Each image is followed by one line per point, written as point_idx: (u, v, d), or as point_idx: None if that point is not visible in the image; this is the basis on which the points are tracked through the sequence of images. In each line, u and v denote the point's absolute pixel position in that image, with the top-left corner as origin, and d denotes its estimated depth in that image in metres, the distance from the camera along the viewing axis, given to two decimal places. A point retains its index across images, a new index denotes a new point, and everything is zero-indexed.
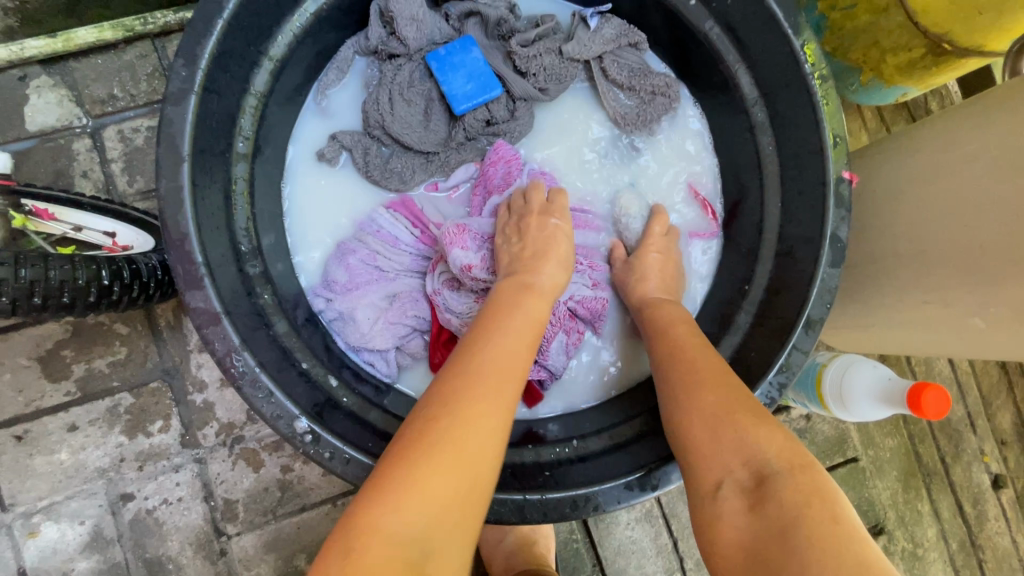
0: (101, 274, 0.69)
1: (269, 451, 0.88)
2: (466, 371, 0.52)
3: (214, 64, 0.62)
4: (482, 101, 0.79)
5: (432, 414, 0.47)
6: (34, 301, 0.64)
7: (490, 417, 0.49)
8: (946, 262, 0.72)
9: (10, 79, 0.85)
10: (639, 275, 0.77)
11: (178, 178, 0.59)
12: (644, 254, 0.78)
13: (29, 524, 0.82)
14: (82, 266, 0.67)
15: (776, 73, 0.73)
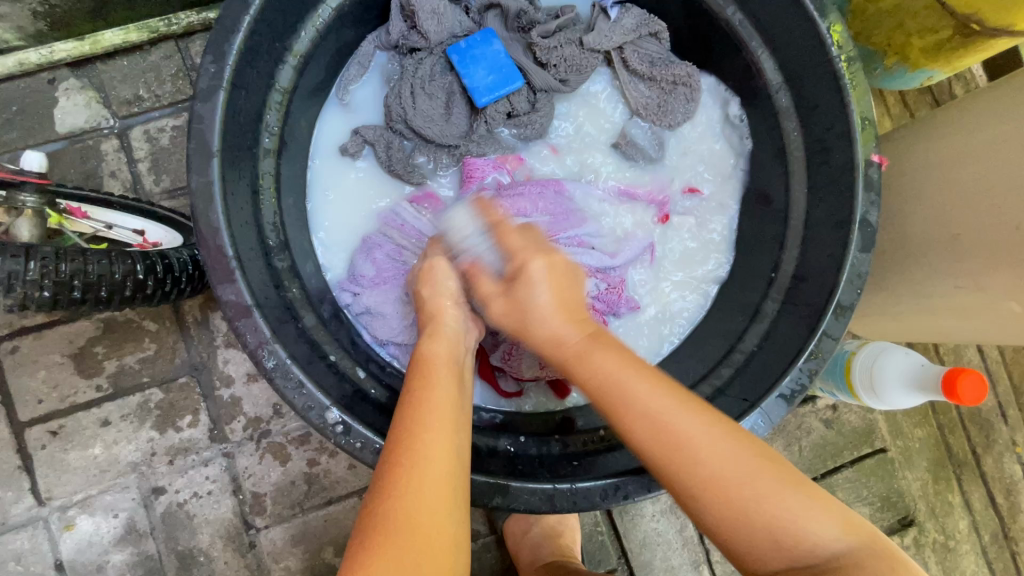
0: (137, 268, 0.69)
1: (295, 445, 0.89)
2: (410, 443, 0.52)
3: (241, 60, 0.63)
4: (504, 93, 0.79)
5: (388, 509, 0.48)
6: (74, 295, 0.65)
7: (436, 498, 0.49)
8: (978, 246, 0.70)
9: (40, 82, 0.87)
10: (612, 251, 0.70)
11: (209, 173, 0.60)
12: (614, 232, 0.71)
13: (66, 517, 0.84)
14: (119, 260, 0.68)
15: (801, 58, 0.72)
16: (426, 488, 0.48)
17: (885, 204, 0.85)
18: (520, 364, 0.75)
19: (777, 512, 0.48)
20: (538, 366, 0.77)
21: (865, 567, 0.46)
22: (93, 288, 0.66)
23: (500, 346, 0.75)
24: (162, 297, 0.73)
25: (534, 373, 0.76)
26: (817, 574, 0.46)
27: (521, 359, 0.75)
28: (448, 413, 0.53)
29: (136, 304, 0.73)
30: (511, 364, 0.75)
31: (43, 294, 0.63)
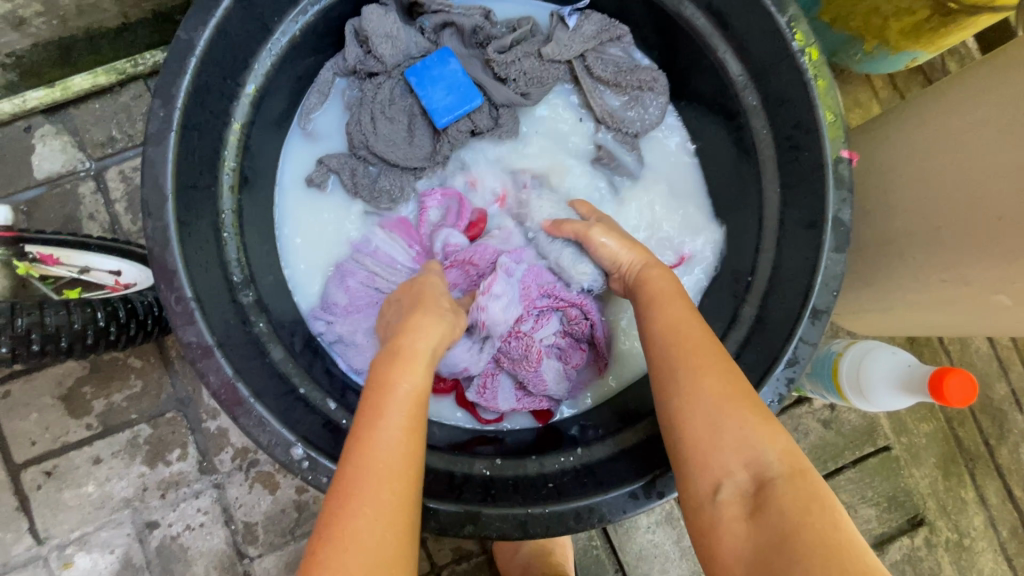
0: (98, 316, 0.71)
1: (283, 473, 0.89)
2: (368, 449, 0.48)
3: (191, 101, 0.63)
4: (463, 113, 0.78)
5: (337, 518, 0.45)
6: (34, 348, 0.66)
7: (393, 494, 0.47)
8: (962, 239, 0.67)
9: (17, 131, 0.88)
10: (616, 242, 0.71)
11: (163, 216, 0.60)
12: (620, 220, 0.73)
13: (64, 555, 0.86)
14: (76, 309, 0.69)
15: (764, 53, 0.70)
16: (380, 486, 0.47)
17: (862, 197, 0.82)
18: (495, 397, 0.75)
19: (720, 425, 0.50)
20: (512, 397, 0.76)
21: (788, 488, 0.46)
22: (53, 340, 0.67)
23: (475, 380, 0.75)
24: (130, 342, 0.74)
25: (511, 406, 0.76)
26: (753, 509, 0.46)
27: (496, 390, 0.75)
28: (404, 427, 0.50)
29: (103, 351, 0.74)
30: (486, 398, 0.75)
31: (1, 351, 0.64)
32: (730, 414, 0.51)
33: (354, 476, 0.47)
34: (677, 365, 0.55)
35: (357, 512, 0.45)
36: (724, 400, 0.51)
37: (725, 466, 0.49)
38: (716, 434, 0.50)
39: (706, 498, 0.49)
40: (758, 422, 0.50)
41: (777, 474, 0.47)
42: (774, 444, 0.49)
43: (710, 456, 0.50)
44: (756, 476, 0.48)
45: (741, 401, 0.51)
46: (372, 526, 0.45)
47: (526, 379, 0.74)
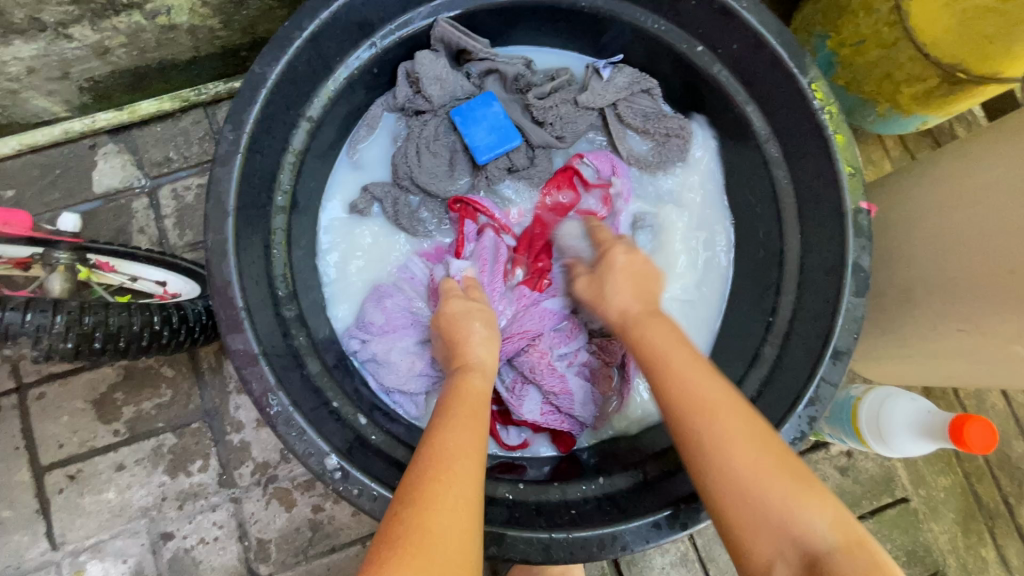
0: (155, 319, 0.71)
1: (300, 491, 0.90)
2: (437, 465, 0.52)
3: (258, 127, 0.68)
4: (503, 151, 0.84)
5: (410, 517, 0.48)
6: (96, 346, 0.66)
7: (466, 513, 0.50)
8: (978, 290, 0.70)
9: (82, 148, 0.95)
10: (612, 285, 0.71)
11: (224, 230, 0.64)
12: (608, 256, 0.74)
13: (77, 562, 0.85)
14: (137, 312, 0.70)
15: (788, 109, 0.75)
16: (455, 496, 0.50)
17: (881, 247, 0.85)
18: (521, 405, 0.78)
19: (765, 498, 0.51)
20: (538, 409, 0.78)
21: (846, 562, 0.47)
22: (113, 339, 0.67)
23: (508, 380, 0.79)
24: (179, 347, 0.75)
25: (535, 418, 0.78)
26: None
27: (525, 398, 0.78)
28: (470, 447, 0.55)
29: (152, 355, 0.74)
30: (515, 399, 0.78)
31: (67, 346, 0.64)
32: (771, 483, 0.52)
33: (427, 479, 0.51)
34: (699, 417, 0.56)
35: (432, 521, 0.48)
36: (766, 462, 0.53)
37: (773, 540, 0.50)
38: (757, 506, 0.51)
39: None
40: (807, 493, 0.51)
41: (833, 548, 0.48)
42: (824, 515, 0.50)
43: (755, 533, 0.51)
44: (806, 551, 0.49)
45: (788, 472, 0.53)
46: (451, 527, 0.48)
47: (556, 391, 0.77)
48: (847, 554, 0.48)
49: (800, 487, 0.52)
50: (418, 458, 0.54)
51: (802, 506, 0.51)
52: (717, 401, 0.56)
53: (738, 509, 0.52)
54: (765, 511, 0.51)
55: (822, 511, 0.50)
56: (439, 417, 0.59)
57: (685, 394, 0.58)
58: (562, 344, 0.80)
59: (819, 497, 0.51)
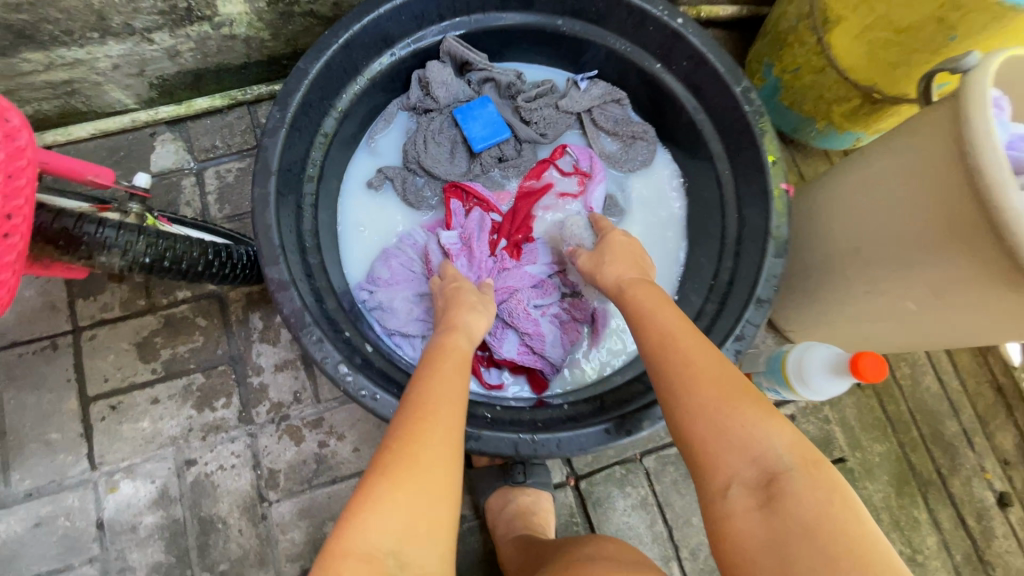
0: (210, 249, 0.80)
1: (309, 428, 1.03)
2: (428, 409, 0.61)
3: (299, 110, 0.86)
4: (495, 142, 1.02)
5: (402, 450, 0.57)
6: (165, 264, 0.74)
7: (447, 449, 0.59)
8: (874, 256, 0.85)
9: (144, 134, 1.13)
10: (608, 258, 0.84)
11: (268, 186, 0.81)
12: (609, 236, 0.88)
13: (111, 480, 0.98)
14: (196, 242, 0.79)
15: (726, 113, 0.93)
16: (438, 435, 0.59)
17: (803, 225, 1.00)
18: (500, 344, 0.92)
19: (724, 422, 0.58)
20: (514, 349, 0.93)
21: (801, 480, 0.53)
22: (178, 261, 0.76)
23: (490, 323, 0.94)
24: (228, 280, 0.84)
25: (512, 357, 0.92)
26: (764, 499, 0.54)
27: (504, 339, 0.93)
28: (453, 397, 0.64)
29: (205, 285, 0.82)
30: (495, 339, 0.93)
31: (143, 260, 0.72)
32: (728, 410, 0.58)
33: (418, 419, 0.60)
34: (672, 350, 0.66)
35: (421, 453, 0.57)
36: (722, 389, 0.60)
37: (730, 461, 0.57)
38: (723, 429, 0.58)
39: (718, 493, 0.56)
40: (764, 417, 0.57)
41: (787, 467, 0.54)
42: (783, 436, 0.56)
43: (717, 455, 0.57)
44: (765, 470, 0.55)
45: (745, 398, 0.59)
46: (434, 462, 0.57)
47: (531, 332, 0.92)
48: (801, 471, 0.54)
49: (755, 409, 0.58)
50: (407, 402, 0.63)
51: (754, 426, 0.57)
52: (688, 344, 0.66)
53: (706, 429, 0.58)
54: (728, 426, 0.57)
55: (782, 434, 0.57)
56: (427, 369, 0.68)
57: (668, 330, 0.67)
58: (538, 297, 0.96)
59: (774, 421, 0.57)
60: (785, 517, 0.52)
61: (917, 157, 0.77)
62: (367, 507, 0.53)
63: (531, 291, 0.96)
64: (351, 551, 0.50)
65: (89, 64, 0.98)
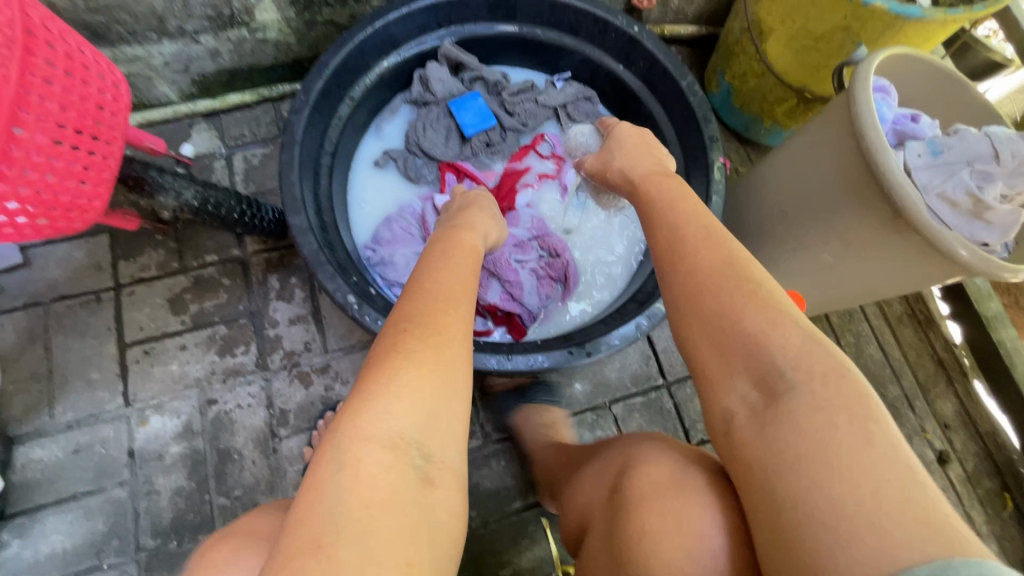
0: (245, 200, 0.97)
1: (317, 373, 1.17)
2: (438, 317, 0.63)
3: (322, 95, 1.04)
4: (483, 128, 1.21)
5: (414, 353, 0.58)
6: (207, 208, 0.92)
7: (453, 354, 0.60)
8: (795, 218, 1.03)
9: (183, 123, 1.31)
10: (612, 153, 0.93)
11: (295, 152, 0.99)
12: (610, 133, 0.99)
13: (142, 415, 1.11)
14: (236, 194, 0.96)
15: (676, 103, 1.11)
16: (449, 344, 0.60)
17: (740, 202, 1.18)
18: (486, 291, 1.07)
19: (734, 328, 0.58)
20: (498, 295, 1.07)
21: (808, 393, 0.53)
22: (219, 206, 0.94)
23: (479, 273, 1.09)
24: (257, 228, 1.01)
25: (496, 300, 1.06)
26: (766, 414, 0.54)
27: (488, 286, 1.08)
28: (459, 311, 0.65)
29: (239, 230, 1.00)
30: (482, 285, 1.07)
31: (192, 202, 0.90)
32: (743, 318, 0.58)
33: (429, 326, 0.61)
34: (681, 251, 0.65)
35: (433, 357, 0.59)
36: (733, 294, 0.60)
37: (734, 377, 0.58)
38: (728, 336, 0.59)
39: (720, 408, 0.59)
40: (774, 327, 0.57)
41: (793, 379, 0.54)
42: (793, 347, 0.56)
43: (722, 369, 0.59)
44: (768, 382, 0.56)
45: (758, 304, 0.59)
46: (449, 365, 0.59)
47: (512, 280, 1.07)
48: (805, 389, 0.54)
49: (767, 319, 0.58)
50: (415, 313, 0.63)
51: (764, 335, 0.57)
52: (692, 244, 0.65)
53: (712, 340, 0.60)
54: (730, 340, 0.58)
55: (789, 345, 0.56)
56: (430, 279, 0.69)
57: (676, 231, 0.68)
58: (518, 254, 1.11)
59: (783, 328, 0.57)
60: (784, 429, 0.52)
61: (827, 134, 0.94)
62: (383, 399, 0.54)
63: (515, 246, 1.11)
64: (373, 437, 0.52)
65: (145, 60, 1.17)
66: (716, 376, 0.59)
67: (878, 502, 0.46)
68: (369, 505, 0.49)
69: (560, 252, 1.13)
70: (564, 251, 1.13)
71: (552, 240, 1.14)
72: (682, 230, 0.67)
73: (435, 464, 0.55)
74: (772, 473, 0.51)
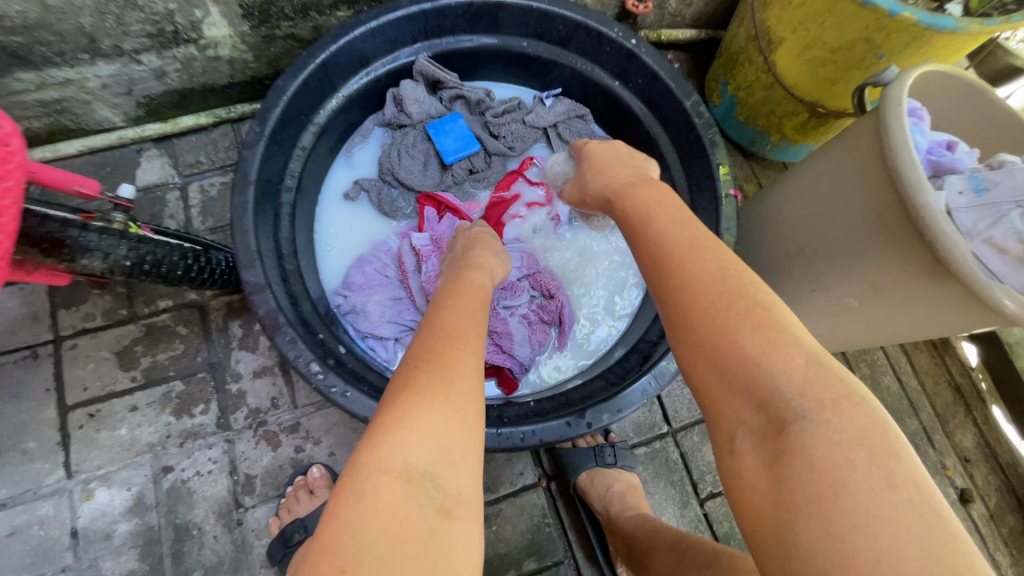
0: (190, 253, 0.85)
1: (286, 433, 1.05)
2: (449, 341, 0.59)
3: (278, 124, 0.91)
4: (465, 154, 1.09)
5: (423, 379, 0.54)
6: (146, 267, 0.79)
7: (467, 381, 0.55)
8: (817, 257, 0.92)
9: (131, 151, 1.17)
10: (593, 175, 0.85)
11: (247, 195, 0.85)
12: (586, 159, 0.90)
13: (87, 488, 0.99)
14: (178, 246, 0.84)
15: (680, 125, 1.00)
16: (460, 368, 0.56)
17: (753, 231, 1.07)
18: None
19: (735, 349, 0.50)
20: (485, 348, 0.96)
21: (816, 427, 0.45)
22: (159, 263, 0.80)
23: None
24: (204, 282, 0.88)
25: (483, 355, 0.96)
26: (772, 449, 0.47)
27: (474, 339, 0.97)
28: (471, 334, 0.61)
29: (183, 285, 0.87)
30: None
31: (125, 263, 0.76)
32: (743, 339, 0.50)
33: (442, 354, 0.57)
34: (668, 264, 0.57)
35: (445, 379, 0.54)
36: (731, 308, 0.52)
37: (737, 406, 0.50)
38: (728, 359, 0.50)
39: (726, 446, 0.50)
40: (775, 345, 0.49)
41: (799, 408, 0.47)
42: (795, 373, 0.48)
43: (724, 397, 0.51)
44: (774, 414, 0.48)
45: (758, 321, 0.51)
46: (459, 391, 0.54)
47: (499, 331, 0.96)
48: (816, 420, 0.46)
49: (769, 337, 0.50)
50: (427, 338, 0.59)
51: (768, 356, 0.49)
52: (685, 254, 0.57)
53: (711, 362, 0.51)
54: (729, 365, 0.50)
55: (793, 367, 0.48)
56: (441, 307, 0.66)
57: (663, 243, 0.60)
58: (507, 299, 1.00)
59: (788, 349, 0.49)
60: (792, 467, 0.45)
61: (845, 160, 0.85)
62: (390, 428, 0.50)
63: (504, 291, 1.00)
64: (386, 470, 0.48)
65: (79, 83, 1.03)
66: (717, 404, 0.51)
67: (898, 556, 0.40)
68: (388, 543, 0.44)
69: (555, 292, 1.02)
70: (559, 291, 1.02)
71: (546, 280, 1.03)
72: (670, 240, 0.60)
73: (451, 495, 0.49)
74: (778, 518, 0.44)
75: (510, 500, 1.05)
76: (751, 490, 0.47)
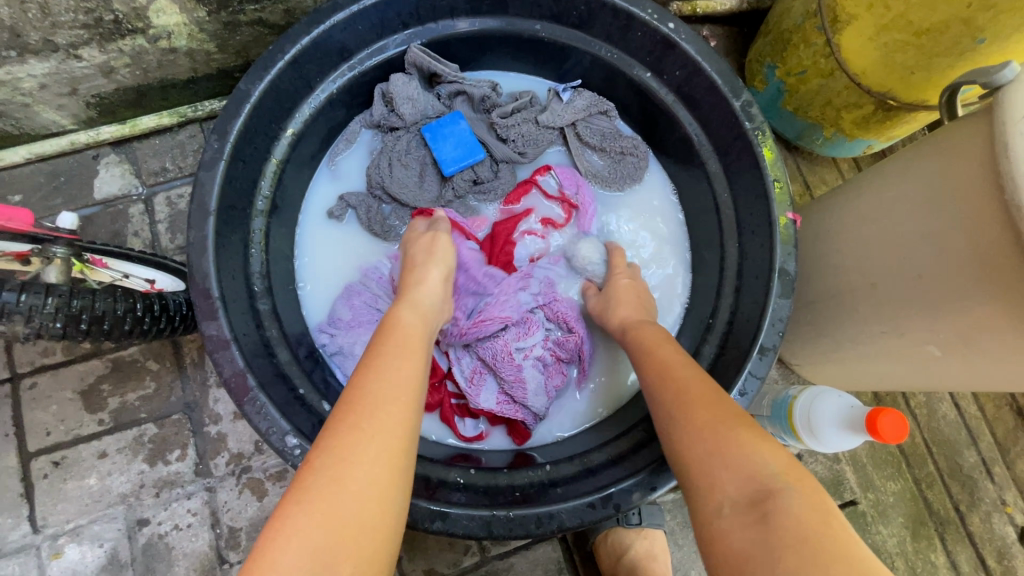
0: (137, 306, 0.77)
1: (272, 481, 0.95)
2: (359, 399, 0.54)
3: (241, 138, 0.75)
4: (468, 164, 0.92)
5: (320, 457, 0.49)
6: (81, 327, 0.72)
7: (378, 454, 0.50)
8: (891, 293, 0.76)
9: (86, 157, 1.03)
10: (614, 301, 0.81)
11: (204, 229, 0.71)
12: (615, 281, 0.85)
13: (56, 545, 0.90)
14: (123, 298, 0.76)
15: (726, 129, 0.82)
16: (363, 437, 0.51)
17: (808, 251, 0.91)
18: (478, 394, 0.84)
19: (725, 439, 0.51)
20: (493, 398, 0.84)
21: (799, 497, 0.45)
22: (98, 321, 0.73)
23: (467, 370, 0.85)
24: (157, 333, 0.81)
25: (490, 407, 0.83)
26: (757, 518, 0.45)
27: (481, 387, 0.84)
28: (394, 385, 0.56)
29: (133, 339, 0.80)
30: (472, 387, 0.84)
31: (55, 326, 0.70)
32: (736, 428, 0.52)
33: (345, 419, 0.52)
34: (667, 376, 0.62)
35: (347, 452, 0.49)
36: (725, 412, 0.54)
37: (724, 482, 0.48)
38: (718, 448, 0.51)
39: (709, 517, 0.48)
40: (759, 437, 0.50)
41: (781, 482, 0.46)
42: (778, 458, 0.48)
43: (711, 476, 0.50)
44: (758, 486, 0.47)
45: (743, 420, 0.53)
46: (367, 466, 0.49)
47: (510, 380, 0.83)
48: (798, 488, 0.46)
49: (755, 431, 0.51)
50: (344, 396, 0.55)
51: (755, 444, 0.50)
52: (679, 370, 0.62)
53: (705, 450, 0.52)
54: (718, 449, 0.51)
55: (777, 453, 0.49)
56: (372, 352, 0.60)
57: (668, 366, 0.63)
58: (519, 339, 0.85)
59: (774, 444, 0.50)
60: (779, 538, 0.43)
61: (936, 179, 0.68)
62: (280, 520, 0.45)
63: (516, 331, 0.85)
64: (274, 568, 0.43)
65: (12, 84, 0.87)
66: (708, 487, 0.50)
67: None
68: None
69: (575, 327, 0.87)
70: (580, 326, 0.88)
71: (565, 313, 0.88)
72: (671, 360, 0.64)
73: None
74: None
75: (522, 554, 0.94)
76: (732, 553, 0.45)
